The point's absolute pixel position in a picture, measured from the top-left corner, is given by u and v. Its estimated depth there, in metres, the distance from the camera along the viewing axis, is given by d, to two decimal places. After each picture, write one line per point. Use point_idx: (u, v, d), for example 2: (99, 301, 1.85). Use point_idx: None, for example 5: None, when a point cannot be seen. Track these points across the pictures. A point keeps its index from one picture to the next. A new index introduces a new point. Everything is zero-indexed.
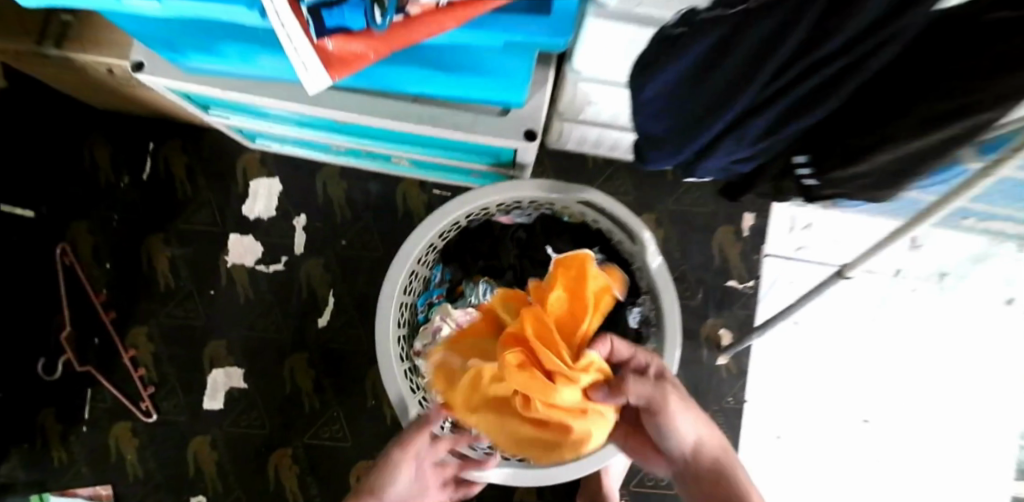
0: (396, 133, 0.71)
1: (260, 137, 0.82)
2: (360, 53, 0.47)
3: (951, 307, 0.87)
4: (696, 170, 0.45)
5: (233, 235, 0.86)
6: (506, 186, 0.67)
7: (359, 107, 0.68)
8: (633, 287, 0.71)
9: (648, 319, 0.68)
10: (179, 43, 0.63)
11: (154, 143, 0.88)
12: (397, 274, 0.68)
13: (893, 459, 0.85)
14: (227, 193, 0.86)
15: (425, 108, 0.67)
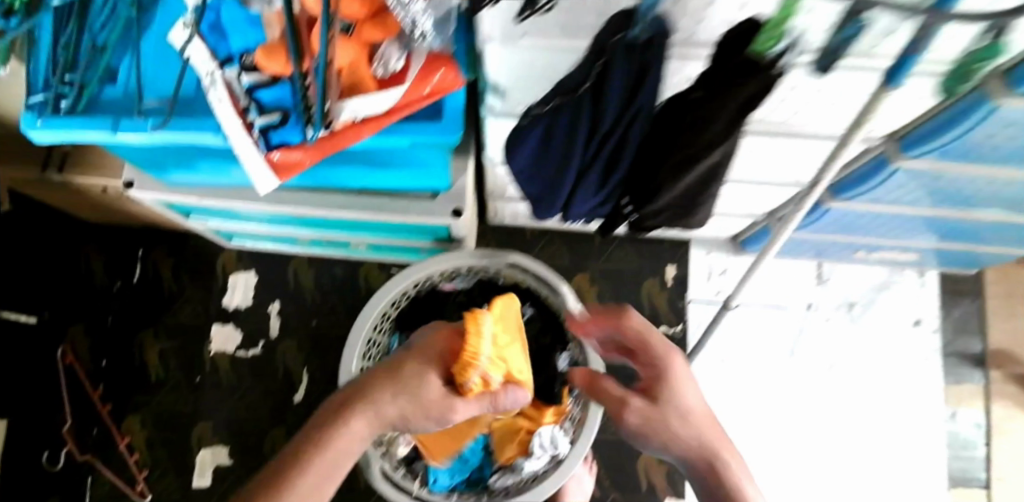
0: (349, 222, 0.82)
1: (235, 236, 0.93)
2: (298, 159, 0.64)
3: (866, 333, 0.96)
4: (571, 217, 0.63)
5: (215, 326, 0.96)
6: (442, 257, 0.77)
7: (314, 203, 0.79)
8: (561, 335, 0.82)
9: (578, 361, 0.79)
10: (161, 164, 0.75)
11: (143, 250, 1.00)
12: (353, 343, 0.77)
13: (825, 476, 0.93)
14: (208, 288, 0.97)
15: (370, 199, 0.79)
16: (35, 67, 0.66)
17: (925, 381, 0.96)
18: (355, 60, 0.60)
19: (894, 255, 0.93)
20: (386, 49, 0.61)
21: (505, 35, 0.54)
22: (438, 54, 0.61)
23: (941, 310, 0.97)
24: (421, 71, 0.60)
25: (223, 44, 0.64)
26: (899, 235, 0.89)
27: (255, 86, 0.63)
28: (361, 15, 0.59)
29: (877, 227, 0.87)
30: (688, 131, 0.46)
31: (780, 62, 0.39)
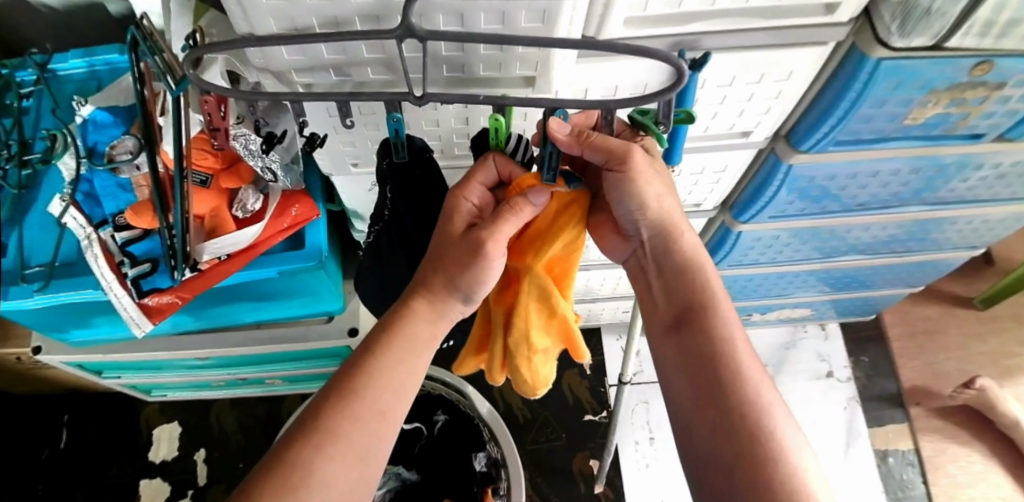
0: (255, 356, 0.87)
1: (155, 389, 0.95)
2: (173, 302, 0.60)
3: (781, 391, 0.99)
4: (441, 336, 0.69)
5: (144, 481, 0.95)
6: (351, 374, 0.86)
7: (218, 343, 0.83)
8: (476, 439, 0.90)
9: (495, 461, 0.87)
10: (62, 325, 0.73)
11: (68, 414, 1.00)
12: None
13: None
14: (135, 444, 0.97)
15: (269, 331, 0.84)
16: None
17: (847, 429, 0.98)
18: (215, 207, 0.58)
19: (788, 313, 1.01)
20: (242, 192, 0.59)
21: (336, 167, 0.55)
22: (292, 190, 0.61)
23: (850, 358, 1.03)
24: (277, 206, 0.60)
25: (97, 210, 0.58)
26: (784, 295, 0.95)
27: (126, 241, 0.57)
28: (215, 167, 0.56)
29: (764, 290, 0.94)
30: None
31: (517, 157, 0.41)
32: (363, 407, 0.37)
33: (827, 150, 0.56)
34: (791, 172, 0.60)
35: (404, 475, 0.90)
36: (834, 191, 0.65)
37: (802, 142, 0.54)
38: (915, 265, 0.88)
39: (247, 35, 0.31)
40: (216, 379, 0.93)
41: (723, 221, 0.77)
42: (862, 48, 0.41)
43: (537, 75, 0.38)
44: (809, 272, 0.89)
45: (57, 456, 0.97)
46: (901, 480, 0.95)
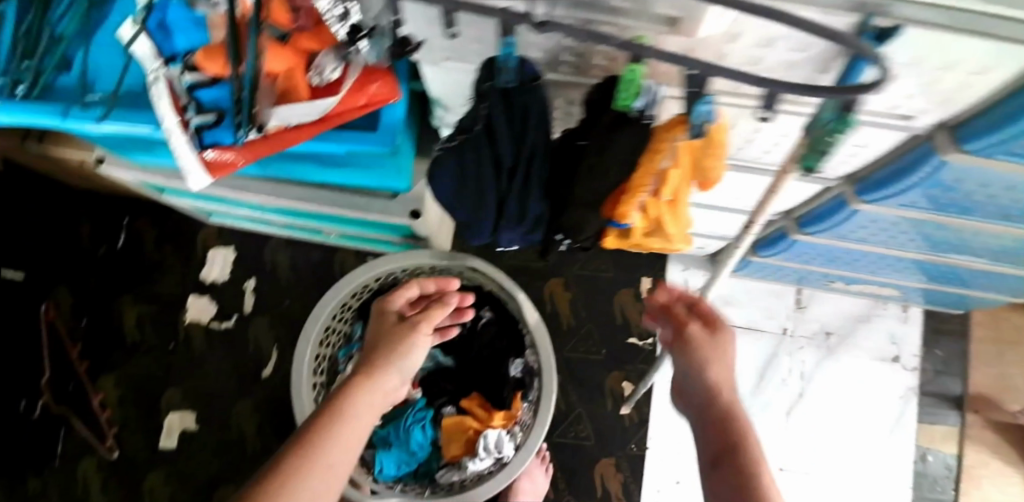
0: (314, 212, 0.83)
1: (213, 215, 0.94)
2: (234, 161, 0.52)
3: (838, 363, 0.93)
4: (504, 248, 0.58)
5: (192, 297, 0.97)
6: (400, 256, 0.82)
7: (279, 194, 0.79)
8: (516, 343, 0.87)
9: (530, 369, 0.84)
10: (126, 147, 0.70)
11: (129, 218, 1.01)
12: (309, 327, 0.83)
13: (797, 466, 0.91)
14: (189, 261, 0.99)
15: (333, 194, 0.78)
16: None
17: (894, 420, 0.93)
18: (291, 66, 0.48)
19: (872, 289, 0.91)
20: (322, 58, 0.48)
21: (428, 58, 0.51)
22: (376, 66, 0.51)
23: (923, 349, 0.95)
24: (357, 81, 0.50)
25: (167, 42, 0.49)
26: (876, 273, 0.85)
27: (195, 84, 0.49)
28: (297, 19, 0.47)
29: (859, 263, 0.83)
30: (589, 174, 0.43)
31: (644, 112, 0.41)
32: (328, 456, 0.46)
33: (995, 157, 0.42)
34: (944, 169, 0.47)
35: (438, 358, 0.90)
36: (967, 204, 0.55)
37: (971, 140, 0.41)
38: None
39: None
40: (273, 220, 0.91)
41: (841, 192, 0.65)
42: None
43: (683, 20, 0.33)
44: (912, 259, 0.77)
45: (114, 256, 1.00)
46: (929, 480, 0.93)
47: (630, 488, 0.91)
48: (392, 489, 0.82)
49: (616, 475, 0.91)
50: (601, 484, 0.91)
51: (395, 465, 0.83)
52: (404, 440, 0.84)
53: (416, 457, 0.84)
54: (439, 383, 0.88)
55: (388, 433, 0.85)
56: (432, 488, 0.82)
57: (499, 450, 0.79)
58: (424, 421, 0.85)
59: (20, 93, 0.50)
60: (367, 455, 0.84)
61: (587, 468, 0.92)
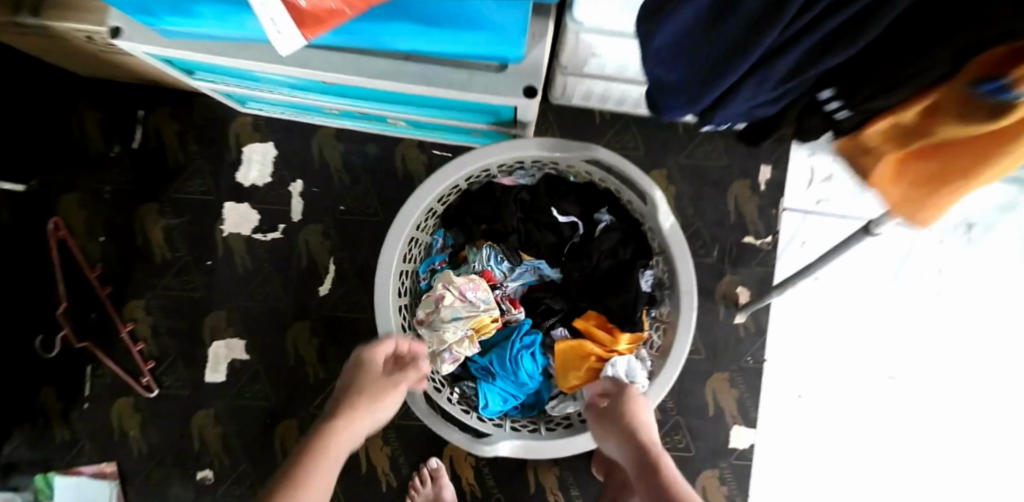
0: (388, 94, 0.68)
1: (251, 102, 0.78)
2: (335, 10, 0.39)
3: (983, 257, 0.83)
4: (714, 118, 0.37)
5: (228, 204, 0.82)
6: (507, 145, 0.67)
7: (354, 70, 0.64)
8: (645, 248, 0.74)
9: (660, 282, 0.74)
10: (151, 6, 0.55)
11: (143, 111, 0.84)
12: (395, 240, 0.69)
13: (914, 376, 0.83)
14: (221, 160, 0.83)
15: (420, 68, 0.63)
16: None
17: None
18: None
19: None
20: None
21: None
22: None
23: None
24: None
25: None
26: None
27: None
28: None
29: None
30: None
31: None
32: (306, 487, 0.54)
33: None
34: None
35: (544, 272, 0.76)
36: None
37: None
38: None
39: None
40: (328, 107, 0.77)
41: None
42: None
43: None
44: None
45: (130, 157, 0.84)
46: None
47: (747, 405, 0.80)
48: (500, 427, 0.71)
49: (731, 391, 0.80)
50: (714, 402, 0.80)
51: (502, 400, 0.72)
52: (510, 372, 0.72)
53: (525, 387, 0.73)
54: (544, 301, 0.76)
55: (489, 363, 0.73)
56: (545, 423, 0.74)
57: (632, 378, 0.68)
58: (532, 350, 0.73)
59: None
60: (465, 388, 0.75)
61: (698, 385, 0.80)
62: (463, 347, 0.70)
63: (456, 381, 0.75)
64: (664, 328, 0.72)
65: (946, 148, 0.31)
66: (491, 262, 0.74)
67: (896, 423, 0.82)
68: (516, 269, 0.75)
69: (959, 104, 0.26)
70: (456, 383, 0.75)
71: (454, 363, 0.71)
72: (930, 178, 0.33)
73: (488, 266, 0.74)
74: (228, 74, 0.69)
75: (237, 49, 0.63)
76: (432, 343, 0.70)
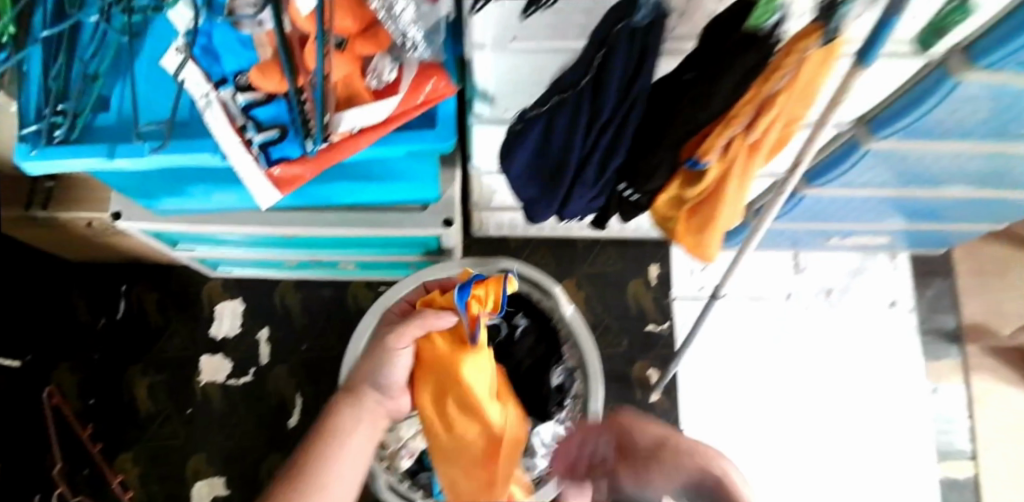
0: (338, 239, 0.85)
1: (220, 264, 0.93)
2: (298, 174, 0.66)
3: (844, 316, 1.00)
4: (565, 214, 0.63)
5: (204, 356, 0.95)
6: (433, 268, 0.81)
7: (309, 223, 0.82)
8: (555, 344, 0.88)
9: (570, 368, 0.87)
10: (154, 191, 0.76)
11: (126, 285, 0.98)
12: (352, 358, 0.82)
13: (811, 425, 0.96)
14: (195, 319, 0.96)
15: (362, 215, 0.82)
16: (24, 100, 0.66)
17: (905, 360, 0.99)
18: (348, 74, 0.63)
19: (867, 240, 0.98)
20: (378, 62, 0.64)
21: (496, 40, 0.58)
22: (428, 65, 0.65)
23: (915, 290, 1.01)
24: (413, 81, 0.64)
25: (214, 67, 0.66)
26: (863, 219, 0.92)
27: (251, 103, 0.65)
28: (353, 30, 0.60)
29: (844, 215, 0.91)
30: (695, 104, 0.46)
31: (775, 33, 0.41)
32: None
33: (1003, 69, 0.49)
34: (956, 91, 0.53)
35: None
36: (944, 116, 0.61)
37: (982, 55, 0.47)
38: (1000, 202, 0.85)
39: None
40: (288, 259, 0.92)
41: (853, 136, 0.72)
42: None
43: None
44: (887, 199, 0.86)
45: (114, 326, 0.96)
46: (946, 413, 0.98)
47: None
48: None
49: None
50: None
51: None
52: None
53: None
54: None
55: None
56: None
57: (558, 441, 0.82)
58: None
59: (59, 134, 0.66)
60: (423, 478, 0.85)
61: None
62: (418, 442, 0.82)
63: (415, 474, 0.85)
64: (580, 402, 0.85)
65: (698, 211, 0.59)
66: None
67: (805, 468, 0.95)
68: None
69: (688, 178, 0.55)
70: (414, 475, 0.85)
71: (411, 458, 0.82)
72: (699, 228, 0.59)
73: None
74: (204, 238, 0.85)
75: (225, 215, 0.82)
76: (391, 440, 0.82)
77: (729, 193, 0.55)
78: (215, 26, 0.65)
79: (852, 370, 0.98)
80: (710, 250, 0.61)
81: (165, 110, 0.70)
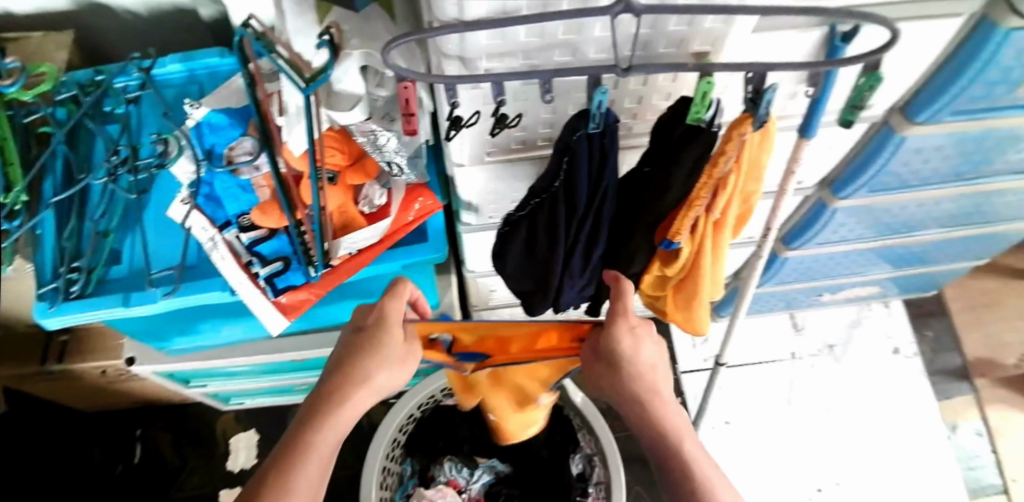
0: None
1: (233, 397, 0.97)
2: (304, 297, 0.70)
3: (852, 369, 1.02)
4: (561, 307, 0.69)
5: (223, 491, 0.97)
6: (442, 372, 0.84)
7: (318, 344, 0.86)
8: (569, 432, 0.89)
9: (589, 454, 0.83)
10: (164, 333, 0.79)
11: (140, 429, 1.02)
12: (368, 474, 0.79)
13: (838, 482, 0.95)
14: (212, 453, 1.00)
15: None
16: (39, 263, 0.70)
17: (919, 403, 0.99)
18: (342, 203, 0.67)
19: (858, 292, 1.02)
20: (368, 189, 0.68)
21: (472, 157, 0.64)
22: (415, 184, 0.71)
23: (915, 334, 1.04)
24: (402, 202, 0.69)
25: (218, 212, 0.72)
26: (852, 275, 0.96)
27: (254, 241, 0.69)
28: (342, 164, 0.66)
29: (837, 271, 0.94)
30: (659, 191, 0.54)
31: (714, 124, 0.49)
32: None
33: (942, 120, 0.59)
34: (904, 144, 0.62)
35: (498, 467, 0.92)
36: (895, 168, 0.68)
37: (919, 112, 0.58)
38: (976, 241, 0.89)
39: (452, 19, 0.41)
40: (298, 383, 0.96)
41: (820, 197, 0.78)
42: (993, 19, 0.44)
43: (712, 50, 0.49)
44: (872, 250, 0.89)
45: (132, 471, 0.99)
46: (969, 451, 0.96)
47: None
48: None
49: None
50: None
51: None
52: None
53: None
54: (502, 492, 0.92)
55: None
56: None
57: None
58: None
59: (74, 291, 0.68)
60: None
61: None
62: None
63: None
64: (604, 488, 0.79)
65: (685, 285, 0.64)
66: (454, 471, 0.88)
67: None
68: (476, 472, 0.90)
69: (666, 256, 0.61)
70: None
71: None
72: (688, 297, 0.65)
73: (452, 475, 0.88)
74: (213, 374, 0.88)
75: (233, 347, 0.84)
76: None
77: (705, 268, 0.60)
78: (216, 175, 0.72)
79: (867, 420, 0.98)
80: (702, 320, 0.68)
81: (174, 254, 0.73)
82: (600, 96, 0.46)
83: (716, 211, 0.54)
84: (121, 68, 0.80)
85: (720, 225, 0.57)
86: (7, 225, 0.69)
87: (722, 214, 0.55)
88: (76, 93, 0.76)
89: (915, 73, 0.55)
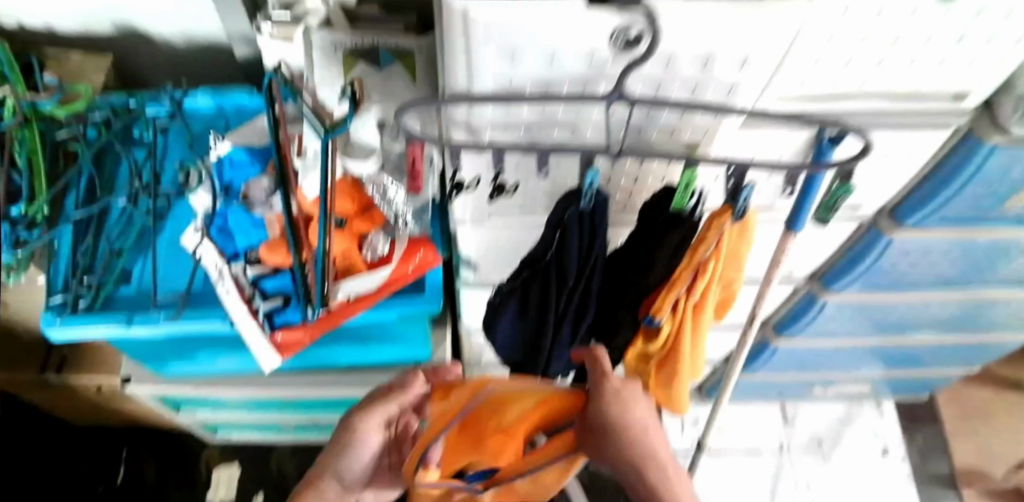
0: (335, 401, 0.91)
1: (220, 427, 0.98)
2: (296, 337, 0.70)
3: (840, 469, 1.02)
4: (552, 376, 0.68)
5: None
6: None
7: (309, 385, 0.86)
8: None
9: None
10: (163, 357, 0.79)
11: (127, 449, 1.03)
12: None
13: None
14: (192, 484, 1.02)
15: (359, 376, 0.88)
16: (52, 272, 0.71)
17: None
18: (347, 249, 0.67)
19: (848, 388, 1.02)
20: (373, 237, 0.67)
21: (474, 217, 0.66)
22: (418, 237, 0.69)
23: (904, 436, 1.04)
24: (404, 252, 0.67)
25: (229, 243, 0.72)
26: (845, 371, 0.97)
27: (259, 276, 0.70)
28: (352, 211, 0.66)
29: (829, 365, 0.95)
30: (642, 270, 0.54)
31: (694, 213, 0.51)
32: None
33: (928, 226, 0.61)
34: (891, 245, 0.64)
35: None
36: (886, 267, 0.69)
37: (907, 215, 0.59)
38: (970, 347, 0.89)
39: (460, 88, 0.42)
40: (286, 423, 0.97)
41: (810, 289, 0.79)
42: (981, 132, 0.48)
43: (702, 140, 0.50)
44: (868, 348, 0.90)
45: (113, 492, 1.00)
46: None
47: None
48: None
49: None
50: None
51: None
52: None
53: None
54: None
55: None
56: None
57: None
58: None
59: (82, 305, 0.69)
60: None
61: None
62: None
63: None
64: None
65: (665, 367, 0.61)
66: None
67: None
68: None
69: (648, 334, 0.58)
70: None
71: None
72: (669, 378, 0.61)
73: None
74: (204, 401, 0.88)
75: (228, 380, 0.85)
76: None
77: (685, 349, 0.58)
78: (229, 209, 0.72)
79: None
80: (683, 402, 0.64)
81: (181, 281, 0.74)
82: (591, 175, 0.48)
83: (698, 291, 0.53)
84: (153, 95, 0.82)
85: (699, 308, 0.55)
86: (27, 236, 0.70)
87: (702, 298, 0.54)
88: (108, 116, 0.79)
89: (905, 177, 0.57)
